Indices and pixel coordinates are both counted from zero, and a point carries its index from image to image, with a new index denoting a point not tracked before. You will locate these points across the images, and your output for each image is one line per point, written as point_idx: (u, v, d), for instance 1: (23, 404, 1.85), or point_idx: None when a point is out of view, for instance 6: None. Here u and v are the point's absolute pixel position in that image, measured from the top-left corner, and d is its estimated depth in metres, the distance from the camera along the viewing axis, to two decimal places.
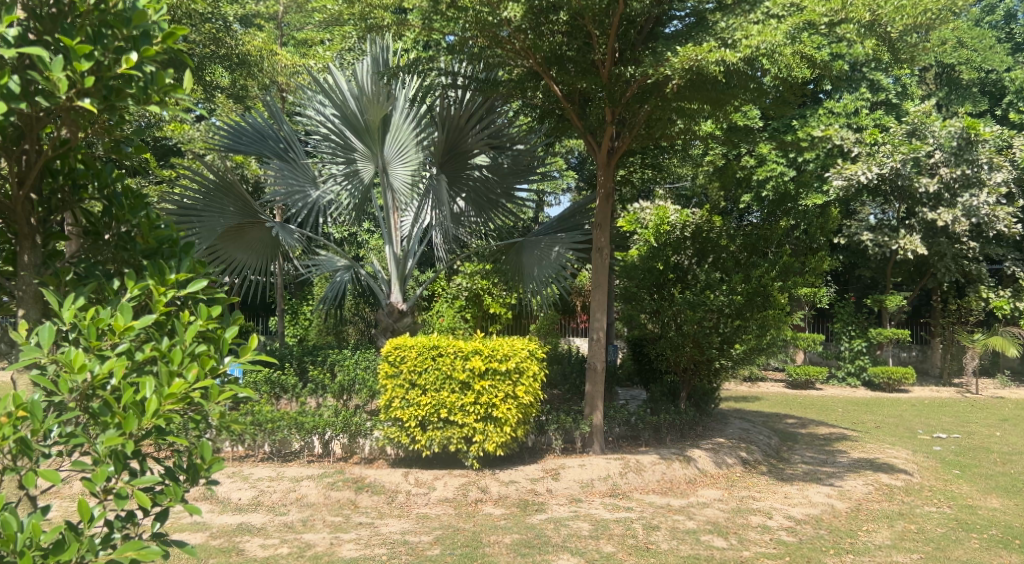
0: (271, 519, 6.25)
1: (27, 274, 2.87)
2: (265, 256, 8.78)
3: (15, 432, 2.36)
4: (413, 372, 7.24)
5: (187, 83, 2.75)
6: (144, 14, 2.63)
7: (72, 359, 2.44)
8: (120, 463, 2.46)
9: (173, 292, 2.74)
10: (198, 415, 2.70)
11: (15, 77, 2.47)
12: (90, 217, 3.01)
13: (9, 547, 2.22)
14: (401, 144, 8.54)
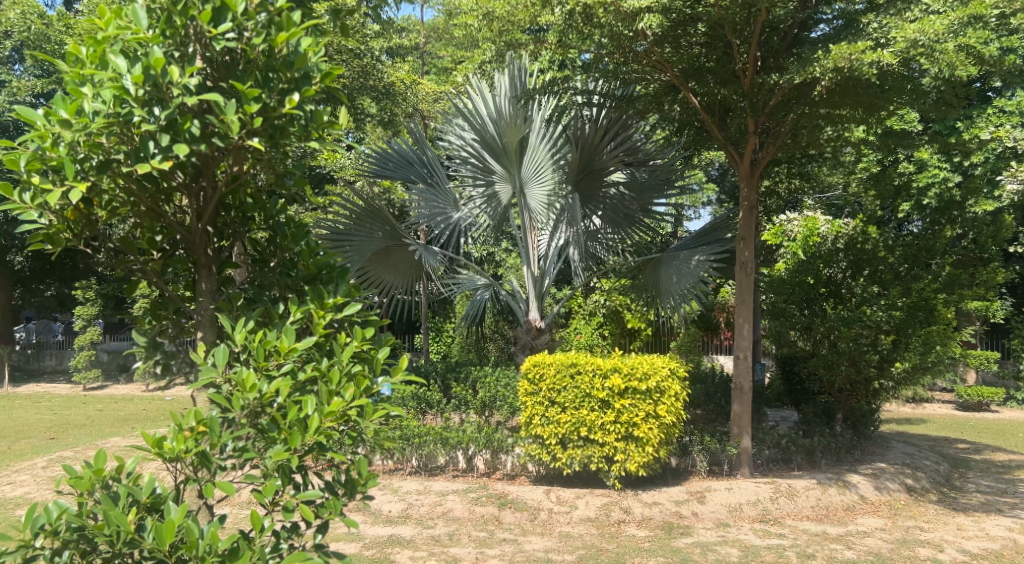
0: (420, 532, 6.41)
1: (205, 300, 3.11)
2: (410, 278, 9.06)
3: (196, 446, 2.54)
4: (552, 390, 7.27)
5: (343, 119, 2.93)
6: (306, 57, 2.78)
7: (244, 379, 2.60)
8: (286, 477, 2.58)
9: (332, 315, 2.87)
10: (354, 432, 2.79)
11: (195, 122, 2.68)
12: (257, 246, 3.23)
13: (192, 553, 2.36)
14: (538, 165, 8.27)
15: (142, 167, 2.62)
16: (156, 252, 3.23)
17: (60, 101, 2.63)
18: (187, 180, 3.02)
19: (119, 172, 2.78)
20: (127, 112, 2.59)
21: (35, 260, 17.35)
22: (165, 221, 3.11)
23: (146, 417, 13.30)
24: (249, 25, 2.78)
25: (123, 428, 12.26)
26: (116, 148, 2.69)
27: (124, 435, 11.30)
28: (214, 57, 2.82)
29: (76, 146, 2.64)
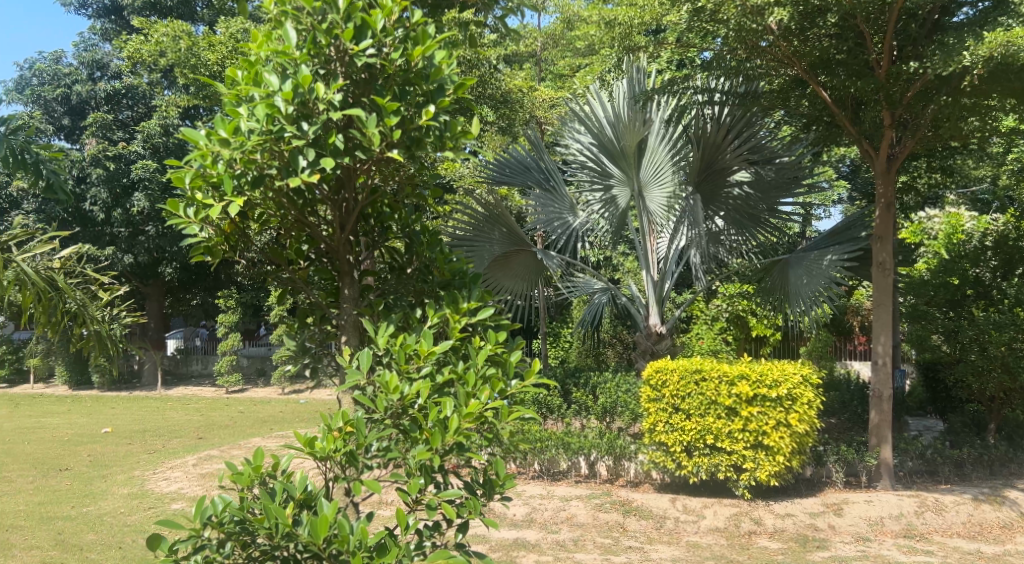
0: (545, 536, 6.44)
1: (348, 306, 3.26)
2: (524, 282, 9.06)
3: (344, 445, 2.67)
4: (676, 397, 7.15)
5: (475, 129, 2.99)
6: (441, 69, 2.89)
7: (387, 382, 2.70)
8: (428, 476, 2.66)
9: (466, 320, 2.95)
10: (490, 434, 2.85)
11: (339, 136, 2.82)
12: (395, 254, 3.36)
13: (344, 547, 2.49)
14: (658, 166, 8.22)
15: (293, 181, 2.77)
16: (304, 262, 3.40)
17: (220, 121, 2.81)
18: (331, 193, 3.18)
19: (271, 187, 2.95)
20: (279, 130, 2.75)
21: (183, 270, 18.48)
22: (310, 232, 3.28)
23: (283, 419, 13.94)
24: (388, 41, 2.89)
25: (262, 429, 12.90)
26: (269, 163, 2.85)
27: (262, 436, 11.88)
28: (354, 73, 2.93)
29: (232, 163, 2.82)
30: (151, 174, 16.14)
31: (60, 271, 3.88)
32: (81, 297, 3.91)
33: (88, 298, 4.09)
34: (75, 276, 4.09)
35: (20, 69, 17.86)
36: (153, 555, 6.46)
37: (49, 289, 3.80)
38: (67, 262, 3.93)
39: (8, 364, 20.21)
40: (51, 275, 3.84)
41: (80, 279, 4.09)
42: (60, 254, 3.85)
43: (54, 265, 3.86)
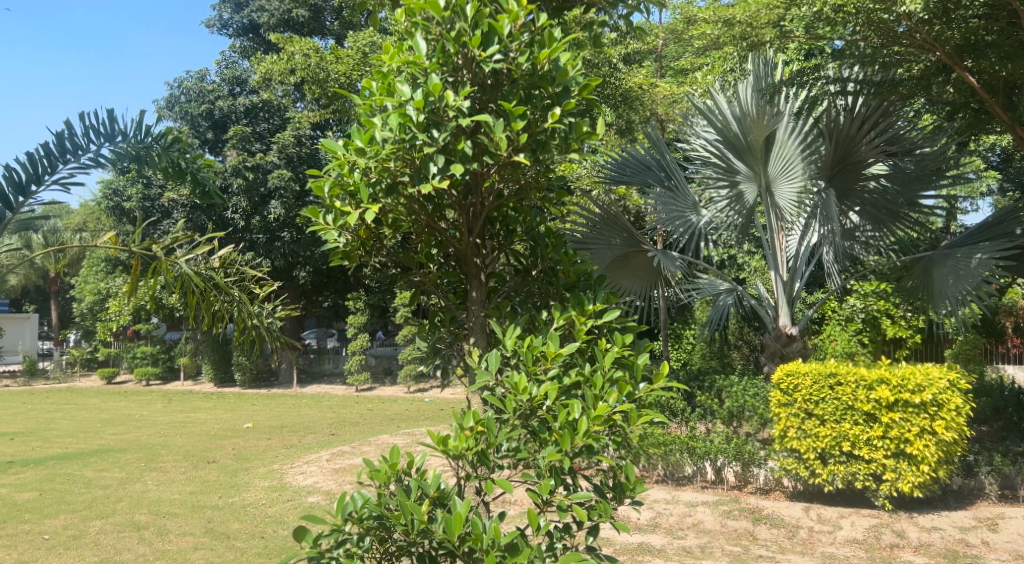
0: (671, 542, 6.35)
1: (476, 308, 3.32)
2: (648, 282, 8.93)
3: (476, 445, 2.74)
4: (809, 401, 6.90)
5: (600, 129, 2.98)
6: (566, 71, 2.90)
7: (517, 383, 2.75)
8: (559, 478, 2.68)
9: (593, 322, 2.95)
10: (618, 437, 2.84)
11: (468, 143, 2.91)
12: (521, 257, 3.39)
13: (478, 545, 2.57)
14: (787, 160, 7.84)
15: (425, 187, 2.87)
16: (432, 266, 3.50)
17: (356, 132, 2.95)
18: (458, 198, 3.26)
19: (404, 192, 3.07)
20: (411, 138, 2.86)
21: (315, 273, 19.25)
22: (440, 236, 3.36)
23: (410, 417, 14.32)
24: (514, 46, 2.92)
25: (390, 427, 13.30)
26: (402, 171, 2.96)
27: (391, 434, 12.26)
28: (482, 80, 3.00)
29: (369, 172, 2.95)
30: (286, 183, 16.99)
31: (218, 270, 4.54)
32: (236, 291, 4.54)
33: (248, 294, 4.73)
34: (234, 273, 4.72)
35: (170, 89, 18.99)
36: (293, 546, 6.78)
37: (209, 286, 4.47)
38: (226, 260, 4.58)
39: (161, 362, 21.66)
40: (212, 274, 4.51)
41: (238, 275, 4.72)
42: (219, 256, 4.50)
43: (214, 265, 4.51)
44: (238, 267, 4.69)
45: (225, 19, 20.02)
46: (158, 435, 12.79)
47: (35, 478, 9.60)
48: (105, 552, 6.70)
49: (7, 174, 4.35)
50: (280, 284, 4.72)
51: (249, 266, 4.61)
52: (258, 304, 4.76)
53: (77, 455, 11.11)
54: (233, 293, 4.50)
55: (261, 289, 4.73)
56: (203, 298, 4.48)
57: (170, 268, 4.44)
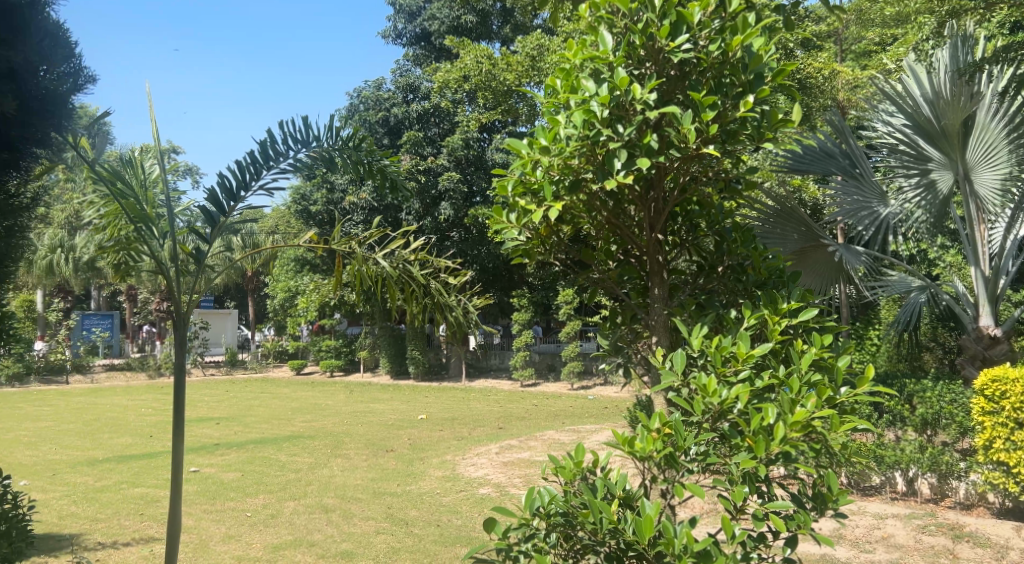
0: (857, 555, 5.97)
1: (658, 306, 3.21)
2: (825, 278, 8.31)
3: (664, 447, 2.65)
4: (1019, 410, 6.28)
5: (796, 116, 2.87)
6: (760, 57, 2.82)
7: (705, 385, 2.64)
8: (754, 486, 2.55)
9: (786, 321, 2.78)
10: (818, 445, 2.66)
11: (654, 136, 2.84)
12: (704, 252, 3.26)
13: (670, 550, 2.55)
14: (991, 145, 7.18)
15: (609, 182, 2.82)
16: (612, 262, 3.43)
17: (541, 130, 2.94)
18: (641, 193, 3.18)
19: (587, 188, 3.03)
20: (595, 133, 2.82)
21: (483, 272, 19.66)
22: (621, 232, 3.29)
23: (576, 414, 14.33)
24: (703, 35, 2.85)
25: (557, 423, 13.37)
26: (585, 167, 2.93)
27: (557, 431, 12.33)
28: (668, 70, 2.93)
29: (552, 169, 2.93)
30: (455, 185, 17.49)
31: (414, 262, 5.15)
32: (430, 283, 5.15)
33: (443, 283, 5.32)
34: (428, 266, 5.34)
35: (351, 98, 20.01)
36: (467, 536, 6.93)
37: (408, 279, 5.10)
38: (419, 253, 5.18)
39: (343, 355, 22.90)
40: (408, 268, 5.14)
41: (431, 267, 5.31)
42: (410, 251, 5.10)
43: (408, 258, 5.12)
44: (431, 261, 5.30)
45: (399, 29, 20.84)
46: (342, 424, 13.52)
47: (237, 460, 10.40)
48: (298, 532, 7.13)
49: (219, 182, 4.81)
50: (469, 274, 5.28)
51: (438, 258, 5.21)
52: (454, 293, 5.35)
53: (271, 440, 11.94)
54: (431, 283, 5.12)
55: (453, 278, 5.31)
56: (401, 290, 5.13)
57: (368, 264, 5.10)
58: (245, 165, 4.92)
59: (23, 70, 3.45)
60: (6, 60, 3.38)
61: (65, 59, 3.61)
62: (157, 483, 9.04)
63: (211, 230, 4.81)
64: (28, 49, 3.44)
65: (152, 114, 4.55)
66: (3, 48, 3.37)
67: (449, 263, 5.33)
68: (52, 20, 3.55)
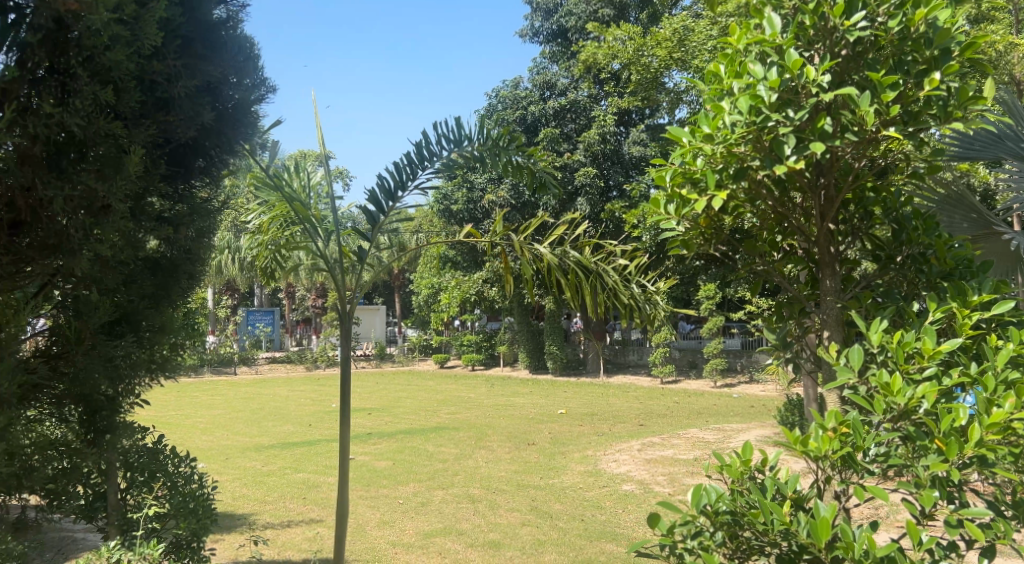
0: None
1: (830, 298, 3.06)
2: None
3: (843, 446, 2.51)
4: None
5: (989, 92, 2.67)
6: (948, 31, 2.64)
7: (889, 382, 2.49)
8: (945, 490, 2.38)
9: (979, 314, 2.58)
10: (1017, 449, 2.47)
11: (829, 119, 2.70)
12: (880, 242, 3.09)
13: (850, 555, 2.40)
14: None
15: (779, 169, 2.70)
16: (774, 253, 3.30)
17: (703, 118, 2.86)
18: (810, 180, 3.04)
19: (752, 176, 2.92)
20: (762, 118, 2.71)
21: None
22: (787, 221, 3.16)
23: (720, 412, 13.96)
24: (882, 10, 2.71)
25: (700, 421, 13.08)
26: (752, 154, 2.83)
27: (701, 428, 12.07)
28: (842, 49, 2.80)
29: (715, 157, 2.84)
30: (592, 180, 17.48)
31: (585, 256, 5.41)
32: (601, 270, 5.37)
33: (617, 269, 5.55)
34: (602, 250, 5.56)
35: (489, 99, 20.31)
36: (612, 531, 6.89)
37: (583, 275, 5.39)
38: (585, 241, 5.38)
39: (483, 350, 23.31)
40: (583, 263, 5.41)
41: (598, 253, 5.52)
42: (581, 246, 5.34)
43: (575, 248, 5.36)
44: (604, 246, 5.49)
45: (536, 27, 20.95)
46: (485, 417, 13.78)
47: (388, 449, 10.81)
48: (447, 520, 7.30)
49: (379, 183, 5.02)
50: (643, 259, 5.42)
51: (610, 245, 5.38)
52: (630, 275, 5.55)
53: (417, 431, 12.30)
54: (607, 274, 5.34)
55: (626, 261, 5.50)
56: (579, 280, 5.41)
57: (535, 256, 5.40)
58: (402, 165, 5.07)
59: (219, 83, 3.54)
60: (207, 74, 3.45)
61: (252, 70, 3.68)
62: (316, 469, 9.53)
63: (371, 229, 5.04)
64: (223, 63, 3.52)
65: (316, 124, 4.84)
66: (204, 63, 3.45)
67: (620, 248, 5.49)
68: (241, 34, 3.63)
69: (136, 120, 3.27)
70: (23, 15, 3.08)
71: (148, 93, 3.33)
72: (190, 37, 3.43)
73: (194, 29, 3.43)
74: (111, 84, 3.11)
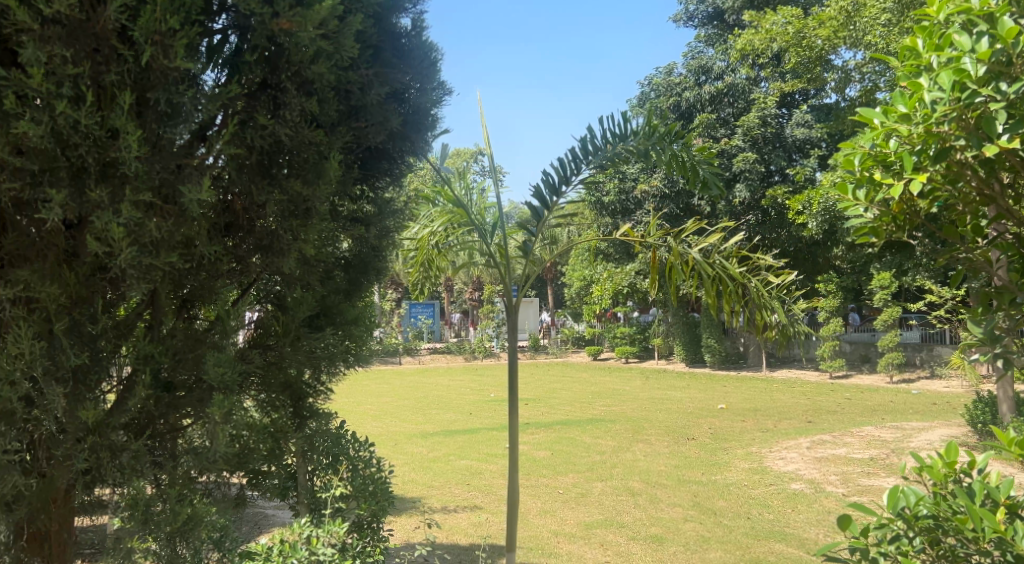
0: None
1: None
2: None
3: None
4: None
5: None
6: None
7: None
8: None
9: None
10: None
11: None
12: None
13: None
14: None
15: (989, 148, 2.50)
16: (981, 239, 3.02)
17: (900, 97, 2.73)
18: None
19: (958, 157, 2.73)
20: (969, 94, 2.52)
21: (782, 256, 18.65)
22: (997, 206, 2.88)
23: (895, 410, 13.13)
24: None
25: (874, 418, 12.37)
26: (956, 134, 2.64)
27: (874, 426, 11.41)
28: None
29: (913, 138, 2.69)
30: (751, 165, 16.82)
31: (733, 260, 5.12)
32: (748, 278, 5.10)
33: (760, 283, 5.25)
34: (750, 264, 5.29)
35: (643, 87, 20.02)
36: (781, 531, 6.64)
37: (724, 276, 5.07)
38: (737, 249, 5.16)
39: (638, 342, 23.08)
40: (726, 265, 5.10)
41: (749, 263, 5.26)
42: (729, 247, 5.09)
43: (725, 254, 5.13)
44: (753, 259, 5.23)
45: (691, 11, 20.39)
46: (642, 409, 13.64)
47: (546, 439, 10.92)
48: (608, 512, 7.29)
49: (544, 178, 5.08)
50: (793, 275, 5.10)
51: (762, 256, 5.11)
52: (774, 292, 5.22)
53: (574, 422, 12.34)
54: (748, 283, 5.04)
55: (775, 278, 5.22)
56: (720, 285, 5.13)
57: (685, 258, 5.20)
58: (566, 160, 5.10)
59: (404, 90, 3.72)
60: (395, 81, 3.64)
61: (436, 76, 3.83)
62: (478, 456, 9.77)
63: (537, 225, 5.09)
64: (410, 71, 3.70)
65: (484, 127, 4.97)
66: (392, 71, 3.64)
67: (771, 262, 5.20)
68: (427, 41, 3.77)
69: (334, 127, 3.48)
70: (228, 36, 3.28)
71: (343, 101, 3.52)
72: (381, 47, 3.64)
73: (385, 40, 3.64)
74: (313, 94, 3.30)
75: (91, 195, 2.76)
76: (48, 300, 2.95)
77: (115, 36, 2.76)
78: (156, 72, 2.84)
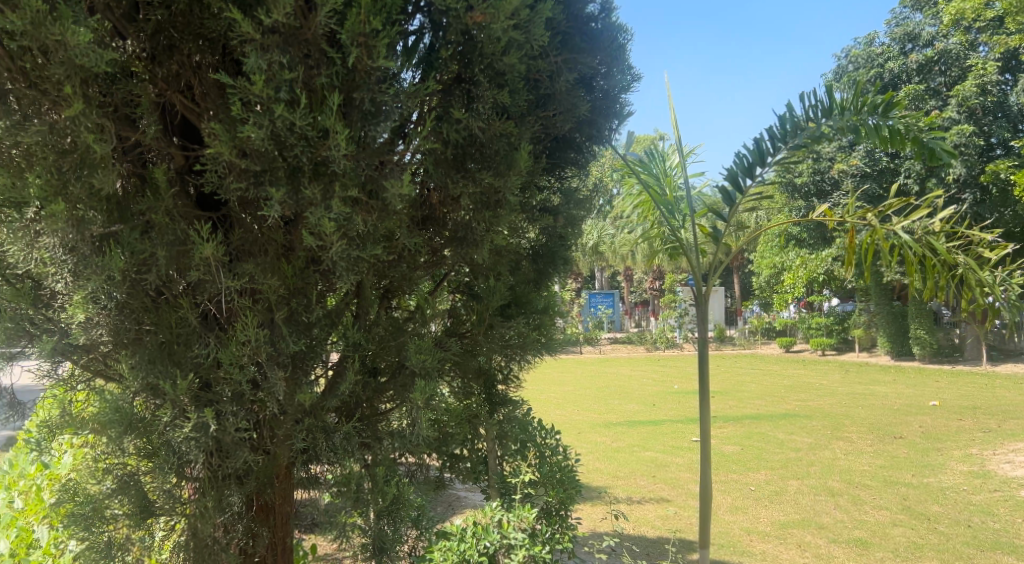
0: None
1: None
2: None
3: None
4: None
5: None
6: None
7: None
8: None
9: None
10: None
11: None
12: None
13: None
14: None
15: None
16: None
17: None
18: None
19: None
20: None
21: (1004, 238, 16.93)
22: None
23: None
24: None
25: None
26: None
27: None
28: None
29: None
30: (968, 138, 15.37)
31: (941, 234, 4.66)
32: (960, 255, 4.61)
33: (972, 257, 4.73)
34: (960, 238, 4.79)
35: (841, 60, 18.83)
36: (1008, 542, 6.04)
37: (932, 252, 4.63)
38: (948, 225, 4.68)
39: (836, 333, 21.80)
40: (933, 240, 4.65)
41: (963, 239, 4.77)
42: (938, 219, 4.63)
43: (935, 230, 4.68)
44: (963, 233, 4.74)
45: None
46: (841, 405, 12.87)
47: (736, 433, 10.57)
48: (804, 512, 6.95)
49: (737, 160, 4.90)
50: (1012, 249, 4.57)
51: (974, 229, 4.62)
52: (989, 270, 4.71)
53: (766, 417, 11.84)
54: (958, 258, 4.58)
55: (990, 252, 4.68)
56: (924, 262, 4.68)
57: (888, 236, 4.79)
58: (762, 141, 4.90)
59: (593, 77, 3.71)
60: (583, 67, 3.63)
61: (623, 62, 3.80)
62: (665, 449, 9.61)
63: (729, 209, 4.95)
64: (598, 57, 3.68)
65: (672, 112, 4.86)
66: (581, 57, 3.64)
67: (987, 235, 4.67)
68: (614, 23, 3.74)
69: (523, 117, 3.53)
70: (421, 35, 3.39)
71: (532, 91, 3.56)
72: (570, 33, 3.63)
73: (575, 25, 3.63)
74: (504, 85, 3.35)
75: (306, 193, 2.95)
76: (270, 290, 3.21)
77: (324, 40, 2.92)
78: (361, 72, 2.98)
